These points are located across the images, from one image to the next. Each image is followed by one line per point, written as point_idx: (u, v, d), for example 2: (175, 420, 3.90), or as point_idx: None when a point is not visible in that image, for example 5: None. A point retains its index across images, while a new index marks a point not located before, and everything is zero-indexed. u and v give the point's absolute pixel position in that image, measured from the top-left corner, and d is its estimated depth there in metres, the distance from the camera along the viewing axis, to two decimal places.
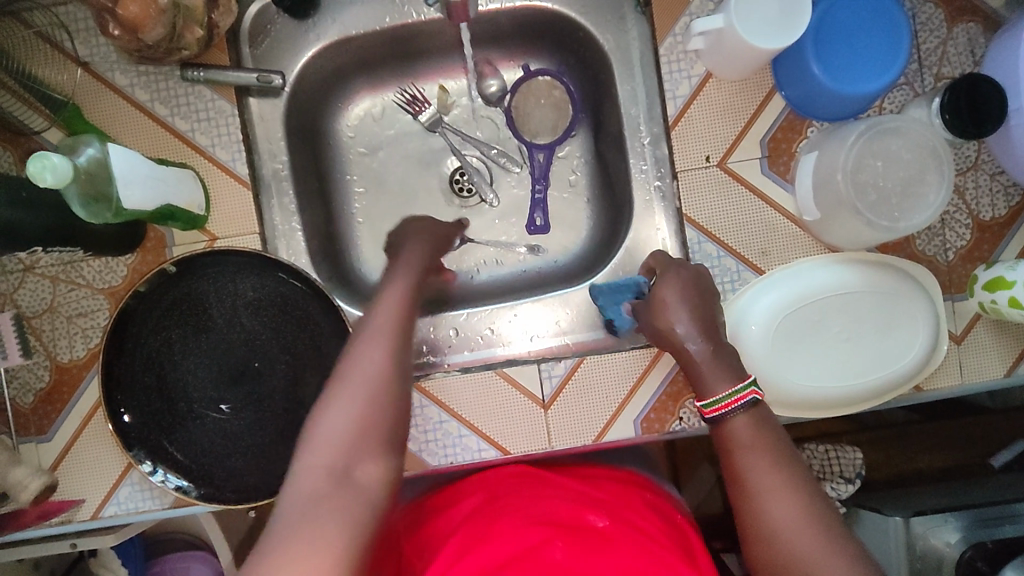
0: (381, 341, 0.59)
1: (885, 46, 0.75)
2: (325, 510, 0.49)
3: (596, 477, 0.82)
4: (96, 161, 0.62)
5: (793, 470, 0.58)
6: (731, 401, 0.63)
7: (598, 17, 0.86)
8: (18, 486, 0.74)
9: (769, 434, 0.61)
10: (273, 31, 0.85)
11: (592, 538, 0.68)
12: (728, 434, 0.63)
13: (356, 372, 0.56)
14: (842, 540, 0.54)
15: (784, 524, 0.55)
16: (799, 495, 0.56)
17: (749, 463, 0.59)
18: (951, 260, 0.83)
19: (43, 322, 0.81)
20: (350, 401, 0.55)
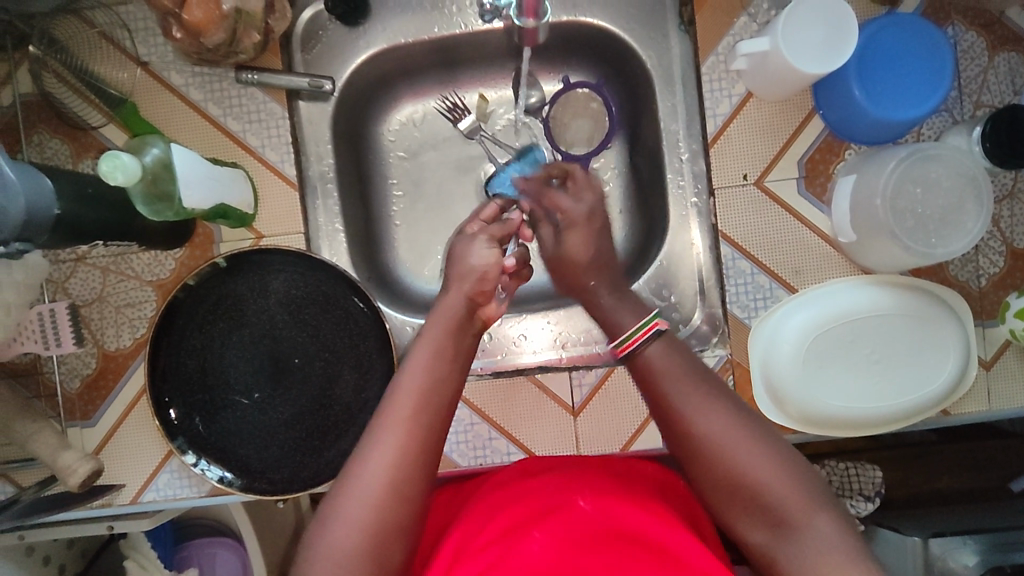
0: (393, 437, 0.60)
1: (927, 74, 0.76)
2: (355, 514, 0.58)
3: (618, 465, 0.78)
4: (160, 161, 0.65)
5: (707, 388, 0.65)
6: (641, 335, 0.69)
7: (642, 35, 0.88)
8: (66, 471, 0.77)
9: (679, 359, 0.67)
10: (324, 37, 0.87)
11: (572, 523, 0.66)
12: (646, 365, 0.68)
13: (361, 477, 0.59)
14: (766, 440, 0.63)
15: (715, 443, 0.62)
16: (720, 409, 0.64)
17: (673, 396, 0.65)
18: (983, 285, 0.84)
19: (92, 311, 0.83)
20: (353, 507, 0.58)
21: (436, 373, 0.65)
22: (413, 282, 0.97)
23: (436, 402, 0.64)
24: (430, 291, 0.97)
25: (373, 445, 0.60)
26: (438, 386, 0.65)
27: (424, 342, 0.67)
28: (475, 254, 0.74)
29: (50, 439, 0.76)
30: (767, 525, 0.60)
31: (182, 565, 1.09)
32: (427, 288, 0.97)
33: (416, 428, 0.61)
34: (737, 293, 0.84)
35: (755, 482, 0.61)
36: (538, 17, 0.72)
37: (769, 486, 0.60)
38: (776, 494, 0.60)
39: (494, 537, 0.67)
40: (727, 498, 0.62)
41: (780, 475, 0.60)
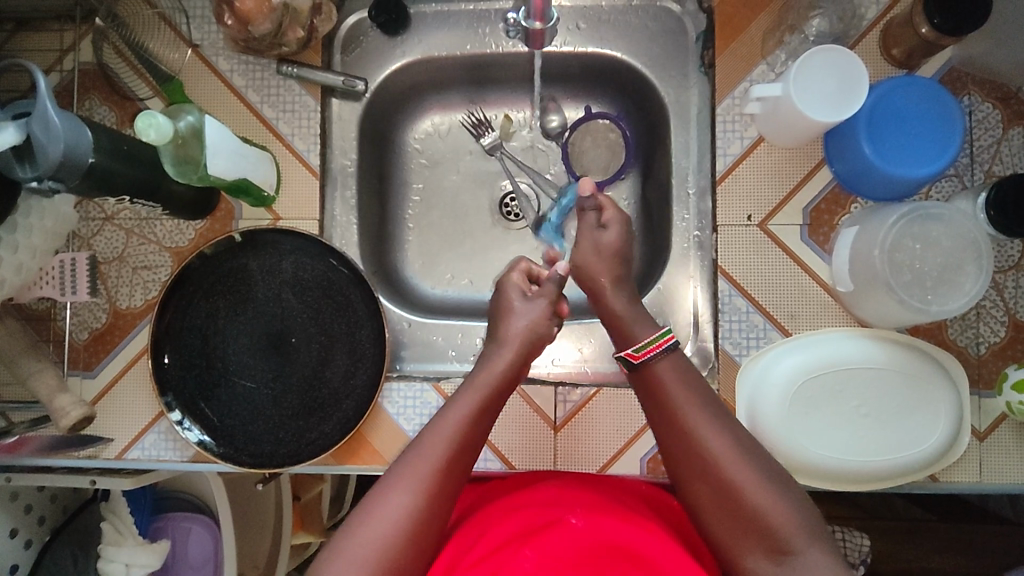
0: (417, 482, 0.64)
1: (937, 135, 0.77)
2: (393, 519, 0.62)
3: (614, 486, 0.79)
4: (193, 128, 0.70)
5: (710, 406, 0.68)
6: (654, 347, 0.72)
7: (663, 72, 0.91)
8: (59, 412, 0.80)
9: (686, 378, 0.70)
10: (364, 42, 0.93)
11: (563, 540, 0.66)
12: (653, 374, 0.71)
13: (386, 511, 0.63)
14: (767, 468, 0.65)
15: (718, 459, 0.65)
16: (723, 431, 0.66)
17: (679, 407, 0.68)
18: (982, 353, 0.83)
19: (111, 268, 0.88)
20: (385, 522, 0.62)
21: (472, 425, 0.69)
22: (417, 284, 1.00)
23: (467, 452, 0.68)
24: (433, 294, 0.99)
25: (396, 485, 0.64)
26: (473, 434, 0.69)
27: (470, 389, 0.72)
28: (529, 310, 0.78)
29: (50, 380, 0.80)
30: (765, 548, 0.62)
31: (156, 535, 1.10)
32: (430, 291, 1.00)
33: (438, 477, 0.65)
34: (730, 330, 0.85)
35: (756, 503, 0.62)
36: (545, 22, 0.72)
37: (769, 511, 0.62)
38: (773, 517, 0.62)
39: (485, 552, 0.68)
40: (722, 518, 0.64)
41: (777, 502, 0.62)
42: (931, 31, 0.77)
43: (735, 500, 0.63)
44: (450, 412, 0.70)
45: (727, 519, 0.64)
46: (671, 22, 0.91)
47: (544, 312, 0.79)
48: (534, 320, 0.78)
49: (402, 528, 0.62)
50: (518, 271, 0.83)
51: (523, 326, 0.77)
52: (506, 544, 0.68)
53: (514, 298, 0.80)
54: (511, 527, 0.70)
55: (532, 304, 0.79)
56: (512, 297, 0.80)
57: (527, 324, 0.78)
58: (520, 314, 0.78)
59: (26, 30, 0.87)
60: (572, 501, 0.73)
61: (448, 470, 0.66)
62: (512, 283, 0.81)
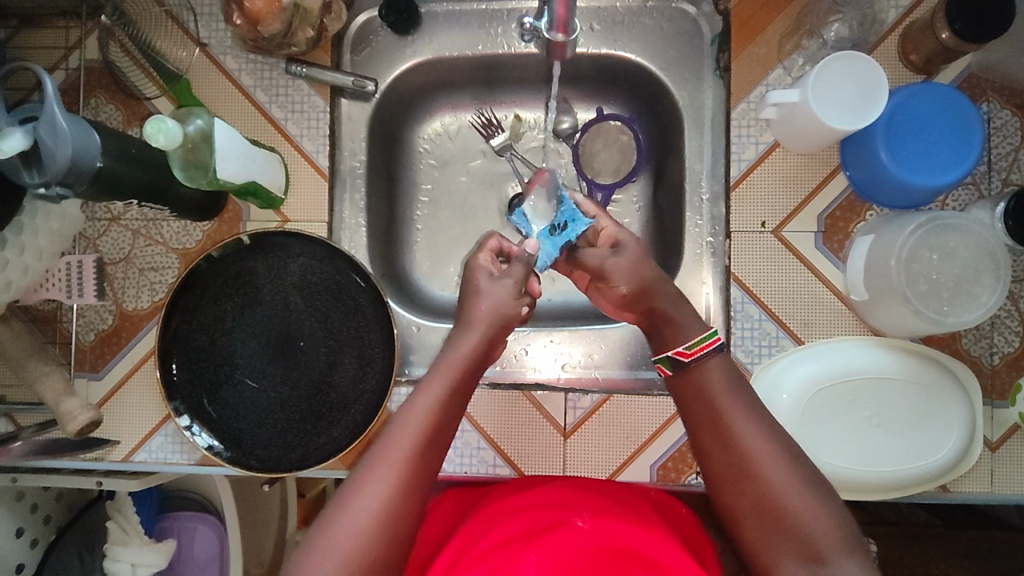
0: (383, 475, 0.63)
1: (957, 144, 0.76)
2: (362, 513, 0.61)
3: (621, 491, 0.78)
4: (202, 132, 0.69)
5: (755, 408, 0.68)
6: (702, 348, 0.71)
7: (677, 75, 0.90)
8: (66, 416, 0.79)
9: (734, 379, 0.71)
10: (374, 41, 0.92)
11: (569, 542, 0.66)
12: (701, 373, 0.71)
13: (356, 507, 0.62)
14: (806, 472, 0.64)
15: (755, 460, 0.65)
16: (762, 432, 0.66)
17: (727, 406, 0.68)
18: (995, 364, 0.82)
19: (117, 269, 0.87)
20: (355, 518, 0.61)
21: (442, 412, 0.68)
22: (426, 286, 0.99)
23: (436, 441, 0.67)
24: (441, 297, 0.99)
25: (368, 480, 0.63)
26: (439, 421, 0.68)
27: (435, 375, 0.71)
28: (496, 292, 0.75)
29: (57, 383, 0.79)
30: (797, 553, 0.61)
31: (162, 534, 1.10)
32: (439, 293, 0.99)
33: (409, 470, 0.64)
34: (743, 338, 0.84)
35: (794, 506, 0.62)
36: (567, 34, 0.71)
37: (803, 515, 0.62)
38: (808, 520, 0.61)
39: (491, 547, 0.68)
40: (759, 520, 0.63)
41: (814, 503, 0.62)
42: (952, 37, 0.76)
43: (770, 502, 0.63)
44: (418, 400, 0.68)
45: (762, 521, 0.63)
46: (686, 24, 0.90)
47: (512, 292, 0.76)
48: (499, 301, 0.75)
49: (378, 522, 0.61)
50: (487, 249, 0.80)
51: (490, 306, 0.75)
52: (509, 543, 0.68)
53: (481, 279, 0.77)
54: (517, 527, 0.70)
55: (498, 285, 0.76)
56: (480, 279, 0.77)
57: (492, 305, 0.75)
58: (486, 295, 0.75)
59: (32, 27, 0.86)
60: (579, 505, 0.72)
61: (418, 460, 0.65)
62: (478, 263, 0.78)
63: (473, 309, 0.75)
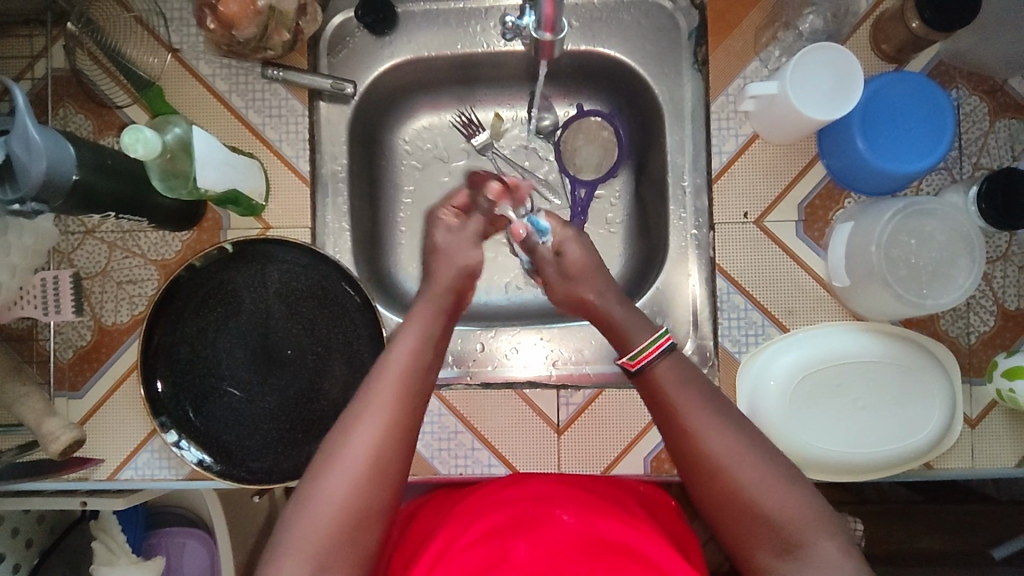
0: (380, 407, 0.63)
1: (930, 130, 0.77)
2: (357, 449, 0.61)
3: (601, 482, 0.79)
4: (180, 141, 0.68)
5: (722, 408, 0.65)
6: (653, 350, 0.70)
7: (656, 70, 0.91)
8: (49, 437, 0.76)
9: (689, 378, 0.68)
10: (351, 43, 0.91)
11: (555, 535, 0.67)
12: (652, 380, 0.69)
13: (351, 442, 0.61)
14: (777, 465, 0.62)
15: (727, 460, 0.62)
16: (736, 431, 0.64)
17: (680, 402, 0.66)
18: (972, 343, 0.85)
19: (94, 284, 0.84)
20: (350, 459, 0.60)
21: (420, 354, 0.68)
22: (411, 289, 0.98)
23: (424, 375, 0.67)
24: None
25: (363, 414, 0.62)
26: (425, 360, 0.68)
27: (412, 322, 0.71)
28: (456, 245, 0.79)
29: (36, 404, 0.76)
30: (776, 543, 0.60)
31: (150, 552, 1.07)
32: None
33: (399, 407, 0.63)
34: (730, 327, 0.85)
35: (764, 498, 0.61)
36: (554, 33, 0.71)
37: (780, 508, 0.60)
38: (783, 513, 0.60)
39: (478, 537, 0.67)
40: (730, 515, 0.62)
41: (791, 493, 0.61)
42: (922, 26, 0.78)
43: (745, 500, 0.61)
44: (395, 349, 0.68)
45: (736, 517, 0.62)
46: (664, 19, 0.90)
47: (471, 241, 0.80)
48: (455, 255, 0.78)
49: (373, 458, 0.61)
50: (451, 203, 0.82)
51: (449, 264, 0.77)
52: (497, 534, 0.68)
53: (439, 234, 0.80)
54: (503, 515, 0.70)
55: (457, 235, 0.80)
56: (437, 234, 0.80)
57: (450, 262, 0.78)
58: (446, 247, 0.79)
59: None
60: (565, 497, 0.72)
61: (403, 396, 0.64)
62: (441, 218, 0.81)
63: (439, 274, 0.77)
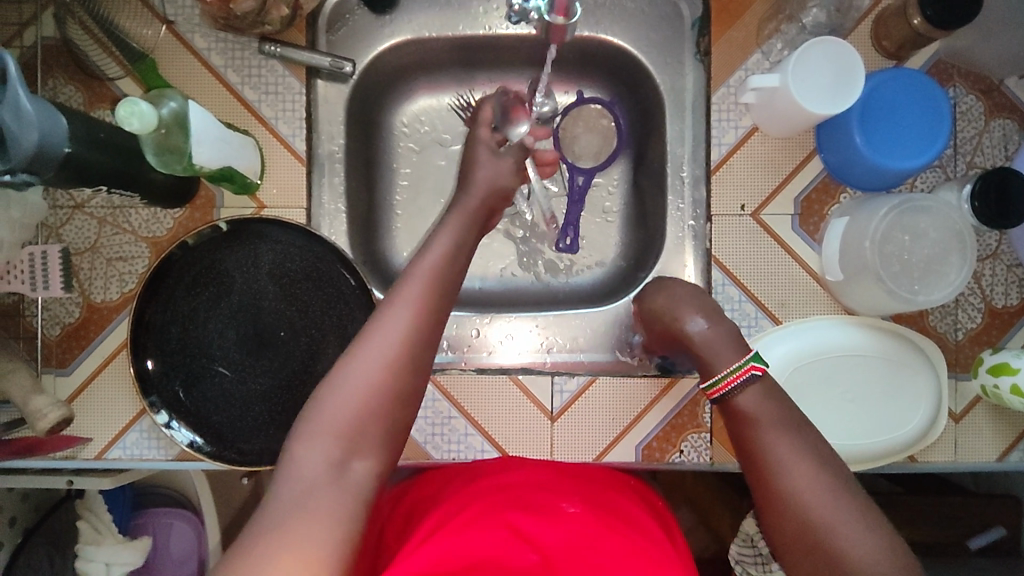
0: (410, 304, 0.60)
1: (927, 127, 0.78)
2: (387, 346, 0.58)
3: (597, 476, 0.78)
4: (175, 115, 0.66)
5: (808, 442, 0.60)
6: (735, 377, 0.65)
7: (659, 59, 0.90)
8: (35, 414, 0.75)
9: (779, 410, 0.62)
10: (350, 20, 0.89)
11: (562, 521, 0.66)
12: (738, 408, 0.64)
13: (381, 335, 0.59)
14: (856, 503, 0.56)
15: (804, 495, 0.57)
16: (819, 466, 0.58)
17: (764, 429, 0.61)
18: (959, 339, 0.86)
19: (83, 260, 0.83)
20: (380, 352, 0.58)
21: (456, 252, 0.66)
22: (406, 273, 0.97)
23: (454, 279, 0.65)
24: None
25: (393, 309, 0.60)
26: (456, 263, 0.66)
27: (448, 225, 0.69)
28: (499, 168, 0.76)
29: (23, 381, 0.75)
30: None
31: (137, 532, 1.07)
32: None
33: (431, 304, 0.61)
34: None
35: (838, 538, 0.54)
36: (568, 17, 0.70)
37: (855, 549, 0.54)
38: (862, 556, 0.53)
39: (480, 512, 0.66)
40: (803, 558, 0.56)
41: (869, 534, 0.54)
42: (923, 23, 0.78)
43: (818, 539, 0.55)
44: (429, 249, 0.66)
45: (809, 562, 0.55)
46: (669, 7, 0.89)
47: (511, 168, 0.77)
48: (499, 172, 0.75)
49: (403, 354, 0.59)
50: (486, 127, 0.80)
51: (491, 178, 0.75)
52: (504, 514, 0.66)
53: (481, 153, 0.77)
54: (507, 499, 0.69)
55: (498, 159, 0.76)
56: (479, 153, 0.77)
57: (493, 173, 0.75)
58: (487, 167, 0.75)
59: None
60: (566, 488, 0.72)
61: (434, 293, 0.62)
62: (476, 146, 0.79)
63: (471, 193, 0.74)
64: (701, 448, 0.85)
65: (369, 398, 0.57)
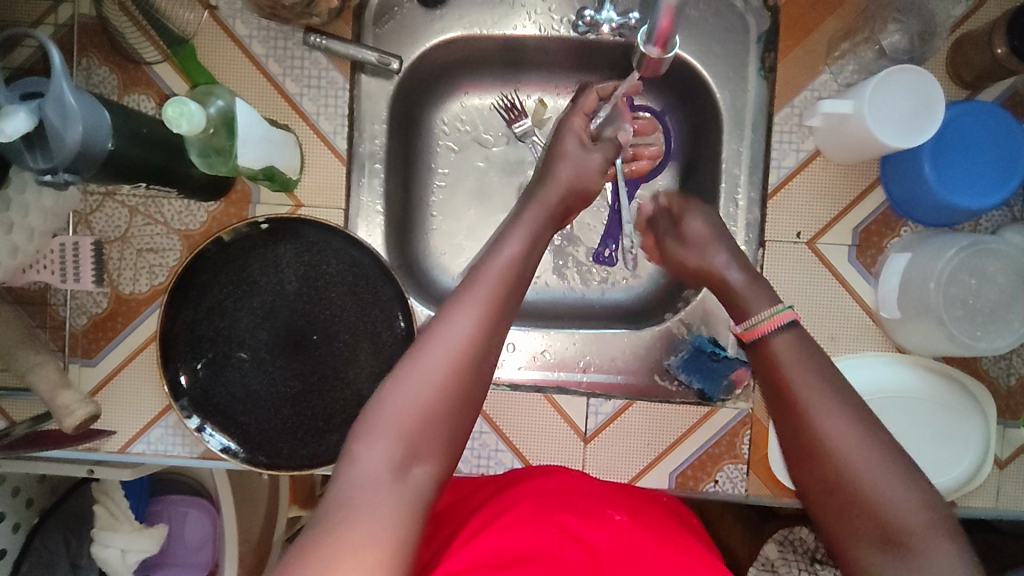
0: (479, 301, 0.59)
1: (1002, 164, 0.74)
2: (453, 344, 0.56)
3: (638, 493, 0.75)
4: (223, 114, 0.64)
5: (845, 392, 0.57)
6: (768, 325, 0.63)
7: (720, 71, 0.86)
8: (63, 411, 0.73)
9: (813, 357, 0.60)
10: (398, 14, 0.85)
11: (608, 530, 0.63)
12: (768, 352, 0.62)
13: (447, 333, 0.57)
14: (900, 459, 0.54)
15: (842, 448, 0.54)
16: (859, 417, 0.55)
17: (801, 378, 0.59)
18: (1011, 385, 0.83)
19: (113, 249, 0.80)
20: (447, 350, 0.56)
21: (526, 253, 0.65)
22: (440, 277, 0.94)
23: (522, 282, 0.63)
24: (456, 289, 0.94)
25: (461, 306, 0.58)
26: (525, 265, 0.64)
27: (520, 226, 0.69)
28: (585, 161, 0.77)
29: (51, 375, 0.73)
30: (887, 546, 0.52)
31: (153, 519, 1.06)
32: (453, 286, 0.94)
33: (499, 305, 0.59)
34: None
35: (882, 496, 0.52)
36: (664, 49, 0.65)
37: (897, 503, 0.52)
38: (903, 511, 0.52)
39: (527, 514, 0.64)
40: (841, 512, 0.54)
41: (913, 491, 0.52)
42: (1008, 54, 0.74)
43: (860, 497, 0.53)
44: (499, 251, 0.64)
45: (848, 516, 0.54)
46: (734, 18, 0.85)
47: (598, 163, 0.78)
48: (584, 167, 0.77)
49: (469, 353, 0.56)
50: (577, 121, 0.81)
51: (576, 169, 0.76)
52: (551, 520, 0.63)
53: (570, 144, 0.79)
54: (552, 503, 0.66)
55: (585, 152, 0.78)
56: (568, 143, 0.79)
57: (575, 169, 0.76)
58: (573, 159, 0.77)
59: None
60: (612, 499, 0.70)
61: (503, 292, 0.60)
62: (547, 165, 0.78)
63: (549, 192, 0.74)
64: (737, 480, 0.82)
65: (433, 397, 0.54)
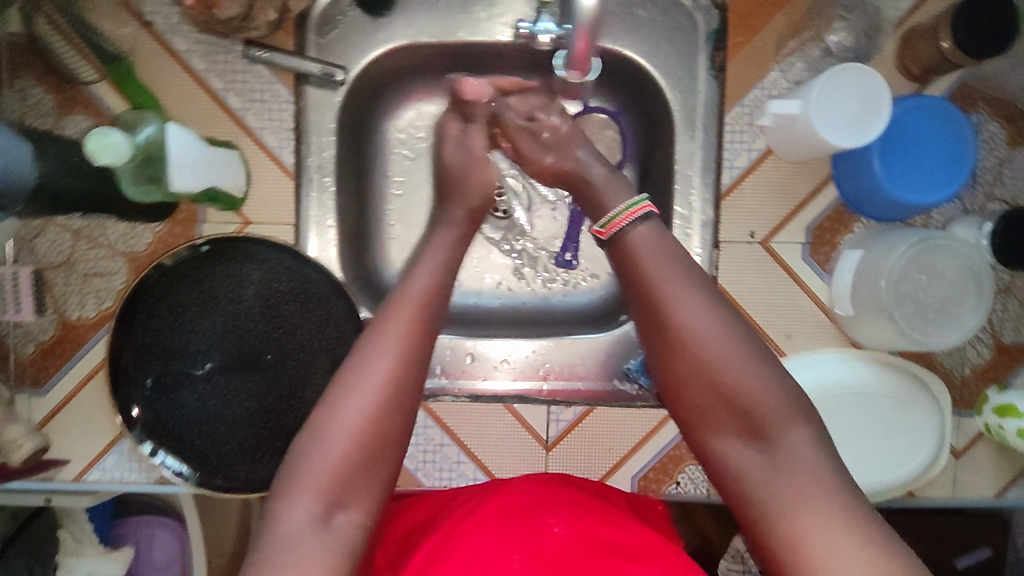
0: (394, 345, 0.61)
1: (949, 160, 0.74)
2: (368, 397, 0.59)
3: (586, 486, 0.73)
4: (154, 140, 0.61)
5: (700, 286, 0.63)
6: (627, 216, 0.67)
7: (670, 72, 0.85)
8: (8, 447, 0.74)
9: (668, 252, 0.65)
10: (342, 23, 0.83)
11: (549, 549, 0.61)
12: (629, 246, 0.66)
13: (363, 383, 0.59)
14: (753, 348, 0.61)
15: (701, 340, 0.61)
16: (713, 307, 0.62)
17: (663, 279, 0.63)
18: (966, 375, 0.84)
19: (57, 275, 0.78)
20: (362, 403, 0.58)
21: (439, 280, 0.67)
22: None
23: (433, 313, 0.65)
24: None
25: (377, 348, 0.61)
26: (437, 293, 0.66)
27: (433, 250, 0.71)
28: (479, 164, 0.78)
29: None
30: (745, 429, 0.59)
31: (118, 542, 1.03)
32: None
33: (412, 340, 0.62)
34: None
35: (740, 386, 0.59)
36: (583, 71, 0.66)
37: (753, 389, 0.59)
38: (759, 399, 0.59)
39: (475, 534, 0.63)
40: (702, 395, 0.61)
41: (768, 382, 0.60)
42: (953, 48, 0.73)
43: (723, 390, 0.60)
44: (411, 282, 0.66)
45: (709, 399, 0.61)
46: (682, 17, 0.84)
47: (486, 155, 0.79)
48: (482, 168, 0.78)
49: (386, 398, 0.59)
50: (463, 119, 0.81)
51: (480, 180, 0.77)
52: (496, 535, 0.62)
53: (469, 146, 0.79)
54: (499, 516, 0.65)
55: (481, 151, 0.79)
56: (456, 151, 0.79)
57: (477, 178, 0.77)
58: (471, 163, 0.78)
59: None
60: (556, 504, 0.67)
61: (418, 322, 0.63)
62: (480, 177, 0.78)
63: (454, 210, 0.76)
64: (699, 481, 0.82)
65: (353, 449, 0.57)
